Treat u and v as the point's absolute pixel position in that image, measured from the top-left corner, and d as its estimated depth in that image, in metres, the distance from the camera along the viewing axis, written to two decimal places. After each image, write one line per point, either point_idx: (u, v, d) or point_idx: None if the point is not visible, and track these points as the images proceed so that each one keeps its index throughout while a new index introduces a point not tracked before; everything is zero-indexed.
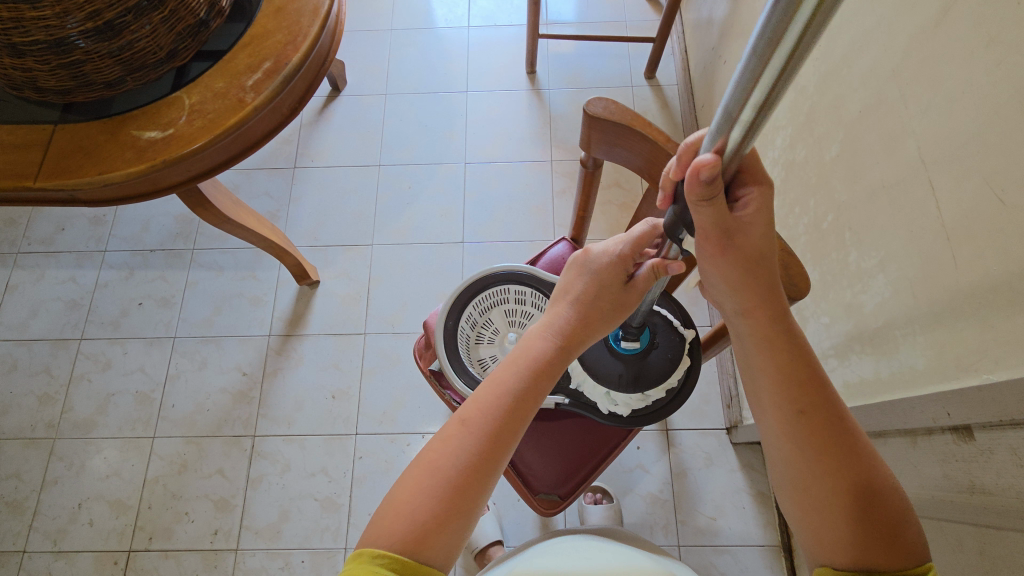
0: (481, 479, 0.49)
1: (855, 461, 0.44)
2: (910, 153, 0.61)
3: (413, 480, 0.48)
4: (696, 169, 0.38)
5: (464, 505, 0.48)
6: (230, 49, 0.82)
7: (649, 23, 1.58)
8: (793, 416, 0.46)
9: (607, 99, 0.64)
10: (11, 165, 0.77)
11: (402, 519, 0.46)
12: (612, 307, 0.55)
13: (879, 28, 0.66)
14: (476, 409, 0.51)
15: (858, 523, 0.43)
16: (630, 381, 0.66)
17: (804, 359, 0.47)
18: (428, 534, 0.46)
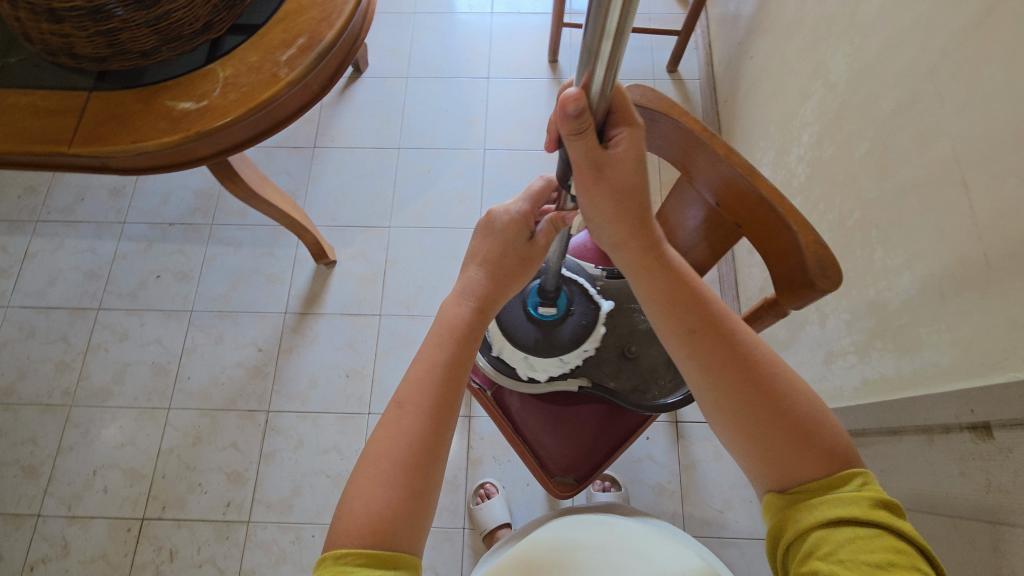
0: (433, 452, 0.50)
1: (756, 373, 0.50)
2: (943, 152, 0.61)
3: (366, 474, 0.48)
4: (564, 103, 0.43)
5: (422, 479, 0.49)
6: (265, 23, 0.82)
7: (673, 15, 1.57)
8: (691, 339, 0.53)
9: (644, 86, 0.62)
10: (45, 130, 0.77)
11: (361, 516, 0.46)
12: (520, 263, 0.60)
13: (917, 26, 0.66)
14: (414, 390, 0.52)
15: (769, 430, 0.49)
16: (541, 346, 0.76)
17: (682, 285, 0.54)
18: (390, 519, 0.46)
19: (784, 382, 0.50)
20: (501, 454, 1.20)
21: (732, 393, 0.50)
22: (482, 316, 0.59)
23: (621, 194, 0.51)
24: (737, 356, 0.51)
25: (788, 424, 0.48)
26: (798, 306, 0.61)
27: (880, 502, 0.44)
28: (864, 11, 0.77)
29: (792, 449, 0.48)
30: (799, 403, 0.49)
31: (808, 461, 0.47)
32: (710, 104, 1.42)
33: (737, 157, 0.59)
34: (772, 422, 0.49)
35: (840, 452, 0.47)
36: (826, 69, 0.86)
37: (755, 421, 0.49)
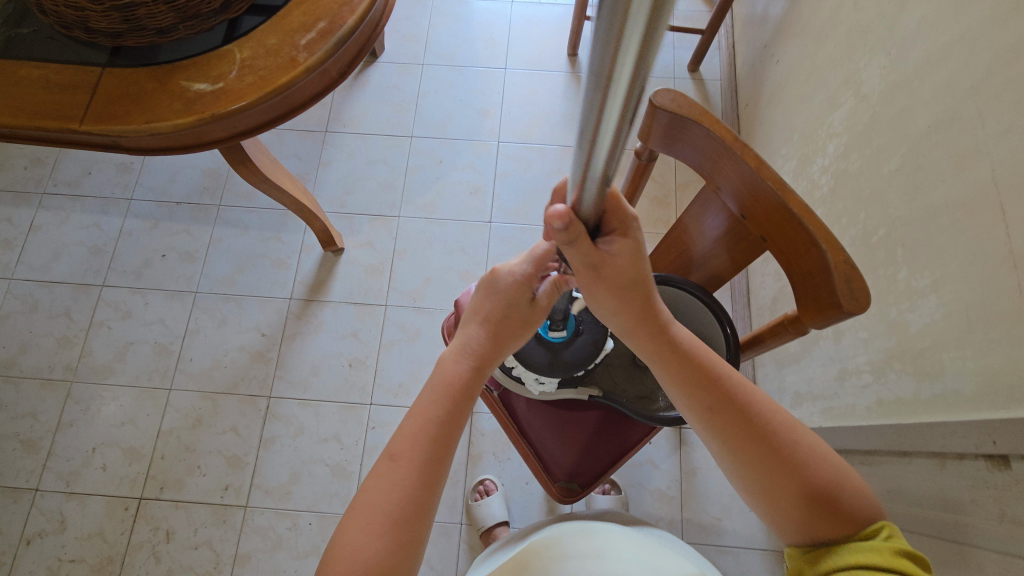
0: (422, 509, 0.51)
1: (776, 441, 0.50)
2: (981, 174, 0.59)
3: (357, 521, 0.49)
4: (549, 220, 0.39)
5: (408, 535, 0.49)
6: (285, 5, 0.80)
7: (697, 13, 1.54)
8: (707, 411, 0.52)
9: (675, 91, 0.61)
10: (56, 105, 0.75)
11: (348, 565, 0.47)
12: (522, 327, 0.57)
13: (961, 42, 0.64)
14: (407, 442, 0.53)
15: (797, 498, 0.49)
16: (552, 368, 0.68)
17: (695, 361, 0.53)
18: (379, 571, 0.47)
19: (805, 447, 0.50)
20: (501, 452, 1.20)
21: (757, 465, 0.50)
22: (479, 375, 0.57)
23: (619, 285, 0.49)
24: (755, 426, 0.51)
25: (815, 491, 0.48)
26: (821, 325, 0.59)
27: (902, 551, 0.44)
28: (904, 22, 0.75)
29: (822, 517, 0.48)
30: (822, 466, 0.49)
31: (838, 526, 0.47)
32: (730, 107, 1.39)
33: (769, 170, 0.57)
34: (799, 490, 0.49)
35: (867, 512, 0.48)
36: (858, 79, 0.83)
37: (782, 490, 0.49)
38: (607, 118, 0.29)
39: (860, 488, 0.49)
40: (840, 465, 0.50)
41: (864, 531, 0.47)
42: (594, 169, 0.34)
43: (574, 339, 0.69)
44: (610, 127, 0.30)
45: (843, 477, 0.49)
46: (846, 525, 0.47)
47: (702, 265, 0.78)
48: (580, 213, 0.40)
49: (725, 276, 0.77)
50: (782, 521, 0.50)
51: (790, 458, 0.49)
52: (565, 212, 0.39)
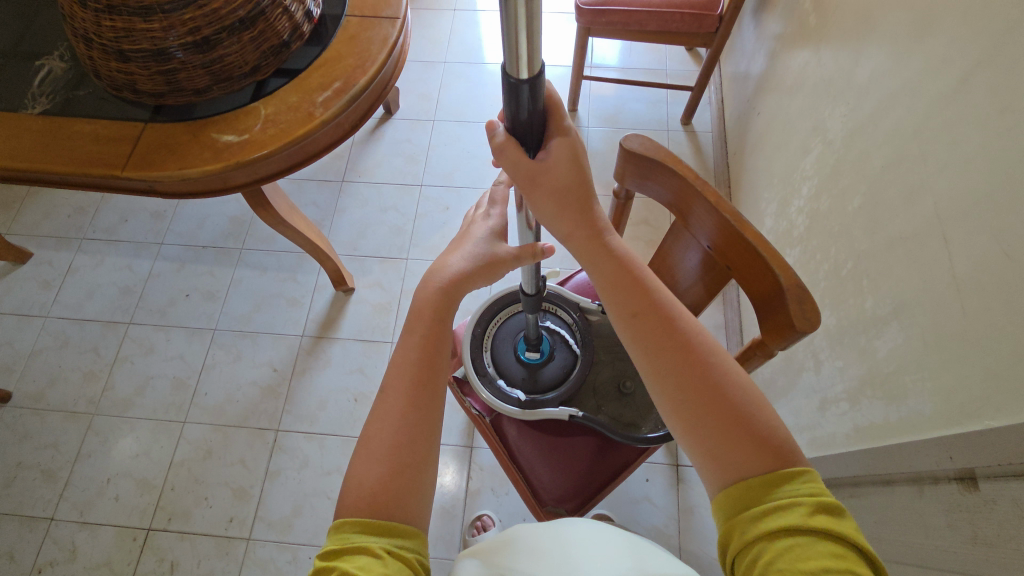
0: (420, 432, 0.52)
1: (692, 362, 0.51)
2: (926, 208, 0.64)
3: (362, 455, 0.50)
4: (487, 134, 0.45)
5: (408, 461, 0.50)
6: (306, 68, 0.91)
7: (689, 72, 1.66)
8: (637, 323, 0.53)
9: (644, 136, 0.68)
10: (103, 155, 0.86)
11: (360, 490, 0.48)
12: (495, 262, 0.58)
13: (904, 91, 0.71)
14: (396, 375, 0.54)
15: (705, 416, 0.48)
16: (530, 383, 0.81)
17: (628, 272, 0.54)
18: (382, 494, 0.48)
19: (721, 371, 0.50)
20: (499, 487, 1.21)
21: (673, 380, 0.50)
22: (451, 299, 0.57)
23: (559, 193, 0.49)
24: (674, 344, 0.51)
25: (722, 410, 0.48)
26: (782, 346, 0.63)
27: (818, 506, 0.42)
28: (859, 76, 0.82)
29: (725, 436, 0.47)
30: (735, 390, 0.49)
31: (739, 451, 0.47)
32: (721, 157, 1.47)
33: (726, 204, 0.64)
34: (705, 407, 0.49)
35: (774, 438, 0.47)
36: (825, 127, 0.91)
37: (689, 408, 0.49)
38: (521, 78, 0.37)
39: (771, 419, 0.48)
40: (756, 394, 0.50)
41: (768, 470, 0.45)
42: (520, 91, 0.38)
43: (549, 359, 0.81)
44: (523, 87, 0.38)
45: (754, 405, 0.49)
46: (749, 447, 0.47)
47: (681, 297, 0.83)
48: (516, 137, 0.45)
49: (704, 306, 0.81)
50: (691, 440, 0.49)
51: (702, 376, 0.50)
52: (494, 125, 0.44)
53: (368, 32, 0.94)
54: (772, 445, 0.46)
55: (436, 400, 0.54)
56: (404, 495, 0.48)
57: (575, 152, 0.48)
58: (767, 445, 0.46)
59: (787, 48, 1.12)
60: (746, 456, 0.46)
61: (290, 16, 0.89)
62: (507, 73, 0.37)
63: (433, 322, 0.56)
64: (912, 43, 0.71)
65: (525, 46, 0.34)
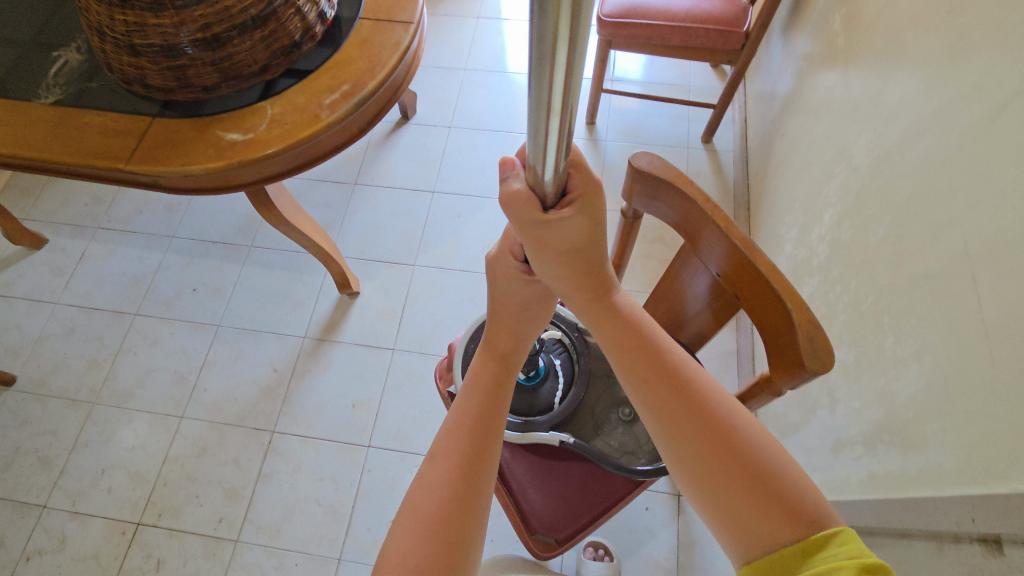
0: (469, 498, 0.47)
1: (711, 425, 0.45)
2: (955, 246, 0.60)
3: (402, 528, 0.45)
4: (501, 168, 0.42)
5: (456, 533, 0.45)
6: (316, 69, 0.89)
7: (713, 89, 1.61)
8: (644, 388, 0.48)
9: (653, 154, 0.65)
10: (110, 148, 0.85)
11: (400, 567, 0.43)
12: (537, 306, 0.56)
13: (934, 119, 0.67)
14: (446, 440, 0.50)
15: (727, 485, 0.43)
16: (516, 404, 0.76)
17: (633, 328, 0.50)
18: (427, 569, 0.43)
19: (741, 431, 0.45)
20: (494, 506, 1.18)
21: (689, 445, 0.45)
22: (511, 361, 0.56)
23: (565, 254, 0.47)
24: (689, 407, 0.46)
25: (744, 478, 0.43)
26: (791, 384, 0.58)
27: (862, 565, 0.38)
28: (888, 100, 0.78)
29: (753, 504, 0.42)
30: (757, 451, 0.44)
31: (769, 519, 0.42)
32: (742, 177, 1.43)
33: (737, 231, 0.60)
34: (726, 474, 0.43)
35: (804, 504, 0.42)
36: (850, 153, 0.86)
37: (713, 476, 0.44)
38: (551, 144, 0.33)
39: (801, 485, 0.43)
40: (782, 454, 0.45)
41: (804, 538, 0.41)
42: (551, 151, 0.34)
43: (541, 383, 0.76)
44: (553, 151, 0.34)
45: (781, 470, 0.44)
46: (775, 518, 0.42)
47: (689, 324, 0.79)
48: (537, 187, 0.40)
49: (712, 336, 0.78)
50: (713, 513, 0.44)
51: (722, 439, 0.45)
52: (511, 163, 0.41)
53: (381, 36, 0.92)
54: (802, 515, 0.42)
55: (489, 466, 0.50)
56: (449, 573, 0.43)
57: (595, 210, 0.45)
58: (797, 516, 0.42)
59: (815, 69, 1.08)
60: (774, 528, 0.42)
61: (302, 17, 0.87)
62: (532, 158, 0.36)
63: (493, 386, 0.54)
64: (945, 68, 0.66)
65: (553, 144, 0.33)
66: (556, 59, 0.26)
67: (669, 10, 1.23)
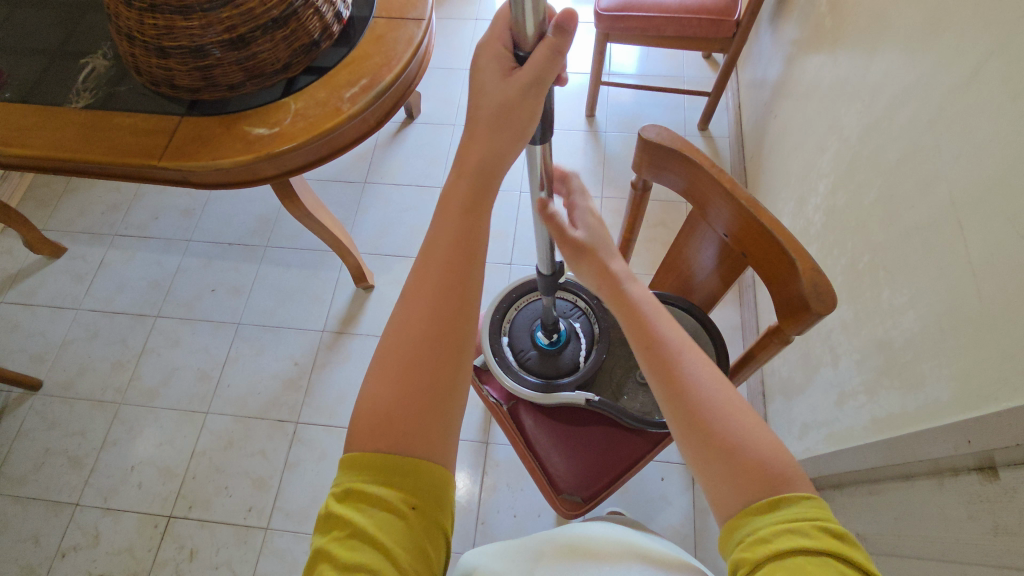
0: (442, 351, 0.44)
1: (694, 390, 0.49)
2: (942, 197, 0.65)
3: (375, 379, 0.44)
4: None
5: (430, 389, 0.43)
6: (334, 66, 0.94)
7: (707, 79, 1.68)
8: (644, 354, 0.52)
9: (660, 126, 0.70)
10: (142, 146, 0.90)
11: (372, 418, 0.42)
12: (518, 112, 0.41)
13: (918, 85, 0.72)
14: (420, 285, 0.45)
15: (701, 443, 0.47)
16: (543, 368, 0.80)
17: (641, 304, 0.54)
18: (399, 422, 0.42)
19: (729, 402, 0.49)
20: (514, 483, 1.22)
21: (680, 409, 0.49)
22: (486, 184, 0.46)
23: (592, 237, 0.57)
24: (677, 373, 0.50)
25: (716, 438, 0.46)
26: (799, 330, 0.63)
27: (824, 524, 0.42)
28: (874, 72, 0.84)
29: (734, 467, 0.45)
30: (733, 420, 0.47)
31: (747, 481, 0.45)
32: (738, 160, 1.48)
33: (742, 192, 0.65)
34: (699, 432, 0.47)
35: (770, 468, 0.45)
36: (841, 124, 0.92)
37: (701, 439, 0.47)
38: None
39: (770, 450, 0.46)
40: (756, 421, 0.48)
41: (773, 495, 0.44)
42: None
43: (564, 346, 0.81)
44: None
45: (750, 436, 0.46)
46: (738, 479, 0.45)
47: (698, 289, 0.84)
48: None
49: (720, 299, 0.83)
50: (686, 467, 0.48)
51: (702, 403, 0.48)
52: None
53: (394, 33, 0.97)
54: (765, 478, 0.45)
55: (469, 321, 0.46)
56: (426, 430, 0.42)
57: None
58: (759, 478, 0.45)
59: (804, 51, 1.14)
60: (734, 486, 0.45)
61: (320, 17, 0.93)
62: None
63: (468, 209, 0.46)
64: (925, 38, 0.72)
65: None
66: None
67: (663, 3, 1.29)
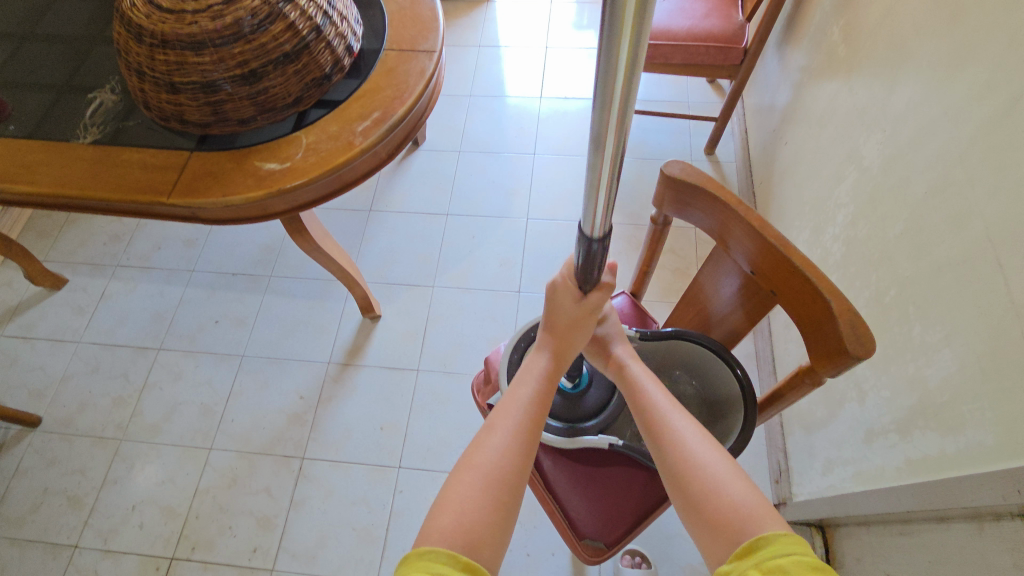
0: (518, 473, 0.53)
1: (681, 449, 0.54)
2: (976, 233, 0.64)
3: (458, 481, 0.52)
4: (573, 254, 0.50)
5: (502, 499, 0.51)
6: (346, 99, 0.93)
7: (712, 103, 1.68)
8: (644, 418, 0.59)
9: (683, 162, 0.69)
10: (150, 182, 0.88)
11: (454, 513, 0.49)
12: (587, 322, 0.59)
13: (944, 117, 0.71)
14: (500, 417, 0.56)
15: (691, 500, 0.52)
16: (562, 413, 0.78)
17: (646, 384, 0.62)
18: (477, 526, 0.49)
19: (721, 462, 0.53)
20: (528, 521, 1.19)
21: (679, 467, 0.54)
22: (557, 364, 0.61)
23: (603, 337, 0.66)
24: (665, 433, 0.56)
25: (694, 489, 0.52)
26: (833, 373, 0.61)
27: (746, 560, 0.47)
28: (894, 103, 0.83)
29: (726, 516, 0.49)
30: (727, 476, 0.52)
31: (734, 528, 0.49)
32: (747, 185, 1.48)
33: (771, 229, 0.63)
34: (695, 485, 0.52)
35: (755, 518, 0.49)
36: (859, 154, 0.91)
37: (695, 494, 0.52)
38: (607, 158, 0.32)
39: (740, 496, 0.50)
40: (732, 471, 0.52)
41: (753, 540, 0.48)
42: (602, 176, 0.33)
43: (585, 391, 0.79)
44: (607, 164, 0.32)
45: (723, 484, 0.51)
46: (724, 530, 0.49)
47: (719, 325, 0.82)
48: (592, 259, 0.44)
49: (743, 336, 0.81)
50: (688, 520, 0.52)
51: (686, 458, 0.54)
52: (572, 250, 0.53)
53: (405, 65, 0.97)
54: (739, 527, 0.49)
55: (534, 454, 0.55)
56: (495, 535, 0.49)
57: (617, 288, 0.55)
58: (731, 524, 0.49)
59: (814, 79, 1.14)
60: (714, 532, 0.49)
61: (332, 50, 0.91)
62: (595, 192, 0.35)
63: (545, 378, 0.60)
64: (950, 71, 0.71)
65: (611, 140, 0.30)
66: (618, 70, 0.26)
67: (671, 30, 1.29)
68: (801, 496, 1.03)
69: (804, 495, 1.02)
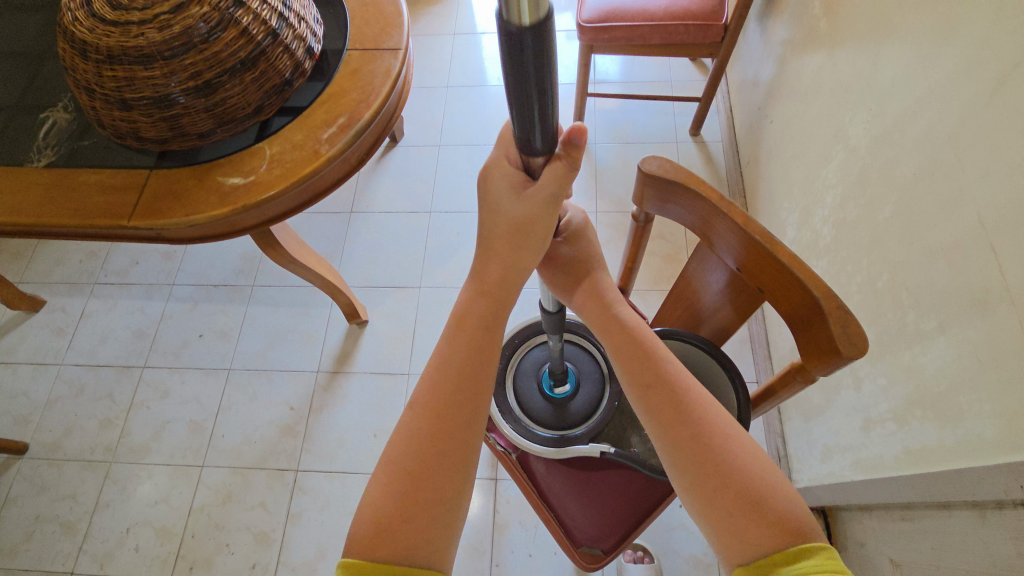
0: (451, 450, 0.45)
1: (697, 432, 0.47)
2: (969, 217, 0.61)
3: (385, 474, 0.44)
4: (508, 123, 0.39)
5: (433, 485, 0.44)
6: (310, 105, 0.89)
7: (694, 82, 1.64)
8: (644, 394, 0.50)
9: (661, 158, 0.66)
10: (110, 206, 0.84)
11: (378, 512, 0.43)
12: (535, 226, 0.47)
13: (932, 95, 0.68)
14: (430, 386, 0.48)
15: (710, 495, 0.45)
16: (555, 421, 0.76)
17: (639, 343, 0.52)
18: (400, 524, 0.42)
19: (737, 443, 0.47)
20: (528, 520, 1.17)
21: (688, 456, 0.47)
22: (501, 304, 0.50)
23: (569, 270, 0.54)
24: (678, 415, 0.48)
25: (715, 480, 0.45)
26: (825, 372, 0.59)
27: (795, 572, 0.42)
28: (879, 80, 0.80)
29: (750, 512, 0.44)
30: (751, 464, 0.46)
31: (767, 525, 0.43)
32: (734, 165, 1.44)
33: (756, 225, 0.60)
34: (714, 479, 0.45)
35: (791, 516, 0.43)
36: (846, 133, 0.88)
37: (712, 484, 0.45)
38: None
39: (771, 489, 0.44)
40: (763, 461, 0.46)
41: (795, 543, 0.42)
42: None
43: (575, 393, 0.77)
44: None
45: (747, 474, 0.45)
46: (748, 531, 0.43)
47: (708, 321, 0.80)
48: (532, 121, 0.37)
49: (732, 331, 0.79)
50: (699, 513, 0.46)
51: (697, 442, 0.47)
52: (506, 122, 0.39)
53: (370, 65, 0.92)
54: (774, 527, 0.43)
55: (472, 426, 0.47)
56: (422, 527, 0.43)
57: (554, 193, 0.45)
58: (767, 522, 0.43)
59: (797, 54, 1.10)
60: (741, 538, 0.43)
61: (291, 54, 0.87)
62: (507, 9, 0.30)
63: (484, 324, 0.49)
64: (936, 46, 0.68)
65: None
66: None
67: (648, 10, 1.24)
68: (801, 483, 1.02)
69: (805, 481, 1.00)
